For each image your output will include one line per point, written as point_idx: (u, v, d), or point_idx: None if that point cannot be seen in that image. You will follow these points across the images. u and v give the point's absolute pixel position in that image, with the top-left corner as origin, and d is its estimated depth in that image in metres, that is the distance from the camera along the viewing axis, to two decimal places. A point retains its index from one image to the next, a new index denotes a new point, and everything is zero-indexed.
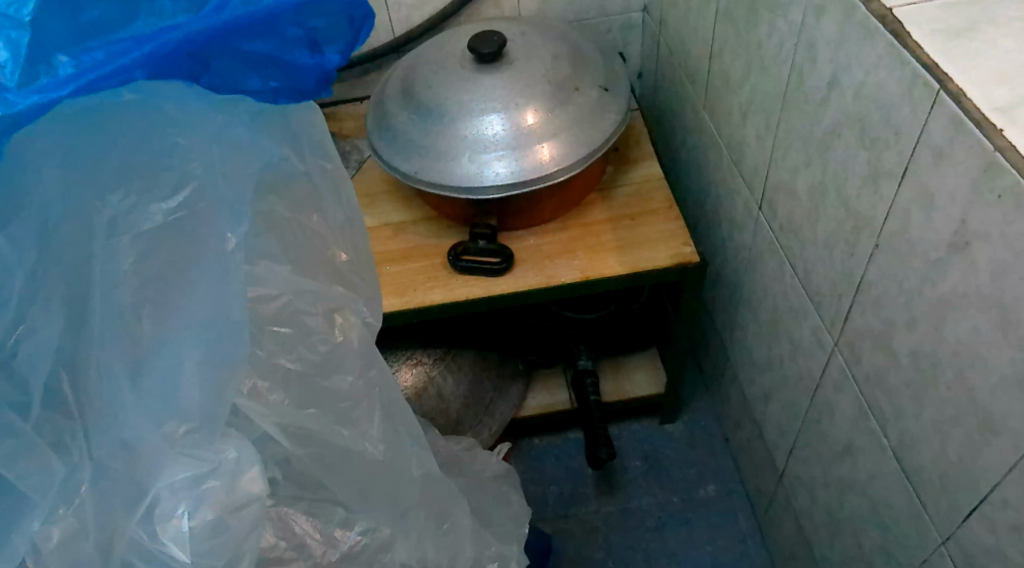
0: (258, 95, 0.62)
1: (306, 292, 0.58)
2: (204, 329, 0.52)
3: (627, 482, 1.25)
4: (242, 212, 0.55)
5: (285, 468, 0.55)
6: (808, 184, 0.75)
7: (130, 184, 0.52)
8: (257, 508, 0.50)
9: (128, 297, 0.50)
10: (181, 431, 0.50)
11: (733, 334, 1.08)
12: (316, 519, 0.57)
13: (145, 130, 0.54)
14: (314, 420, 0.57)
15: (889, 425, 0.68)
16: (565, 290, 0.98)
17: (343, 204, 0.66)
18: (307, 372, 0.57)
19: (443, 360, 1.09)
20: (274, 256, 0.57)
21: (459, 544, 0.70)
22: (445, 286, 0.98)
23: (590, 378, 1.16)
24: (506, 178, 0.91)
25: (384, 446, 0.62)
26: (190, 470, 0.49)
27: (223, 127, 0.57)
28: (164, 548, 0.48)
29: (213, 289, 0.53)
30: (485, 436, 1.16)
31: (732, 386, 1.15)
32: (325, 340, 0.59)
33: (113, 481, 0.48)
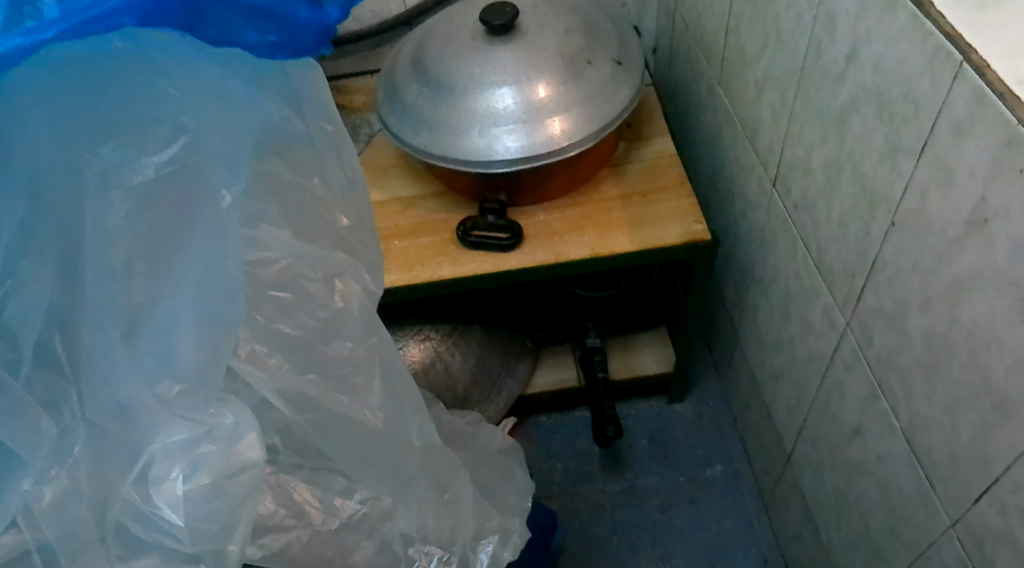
0: (253, 51, 0.58)
1: (306, 257, 0.59)
2: (200, 287, 0.51)
3: (633, 460, 1.24)
4: (238, 169, 0.56)
5: (284, 436, 0.56)
6: (823, 160, 0.74)
7: (122, 135, 0.50)
8: (253, 473, 0.51)
9: (121, 252, 0.49)
10: (175, 391, 0.50)
11: (743, 313, 1.07)
12: (315, 486, 0.57)
13: (138, 80, 0.52)
14: (314, 386, 0.57)
15: (899, 406, 0.68)
16: (574, 266, 0.97)
17: (347, 169, 0.67)
18: (308, 338, 0.58)
19: (451, 336, 1.10)
20: (274, 220, 0.58)
21: (459, 518, 0.70)
22: (454, 262, 0.98)
23: (598, 356, 1.16)
24: (518, 153, 0.90)
25: (385, 416, 0.62)
26: (185, 431, 0.50)
27: (218, 82, 0.57)
28: (157, 510, 0.48)
29: (210, 248, 0.52)
30: (492, 413, 1.17)
31: (741, 365, 1.14)
32: (326, 306, 0.59)
33: (106, 436, 0.48)
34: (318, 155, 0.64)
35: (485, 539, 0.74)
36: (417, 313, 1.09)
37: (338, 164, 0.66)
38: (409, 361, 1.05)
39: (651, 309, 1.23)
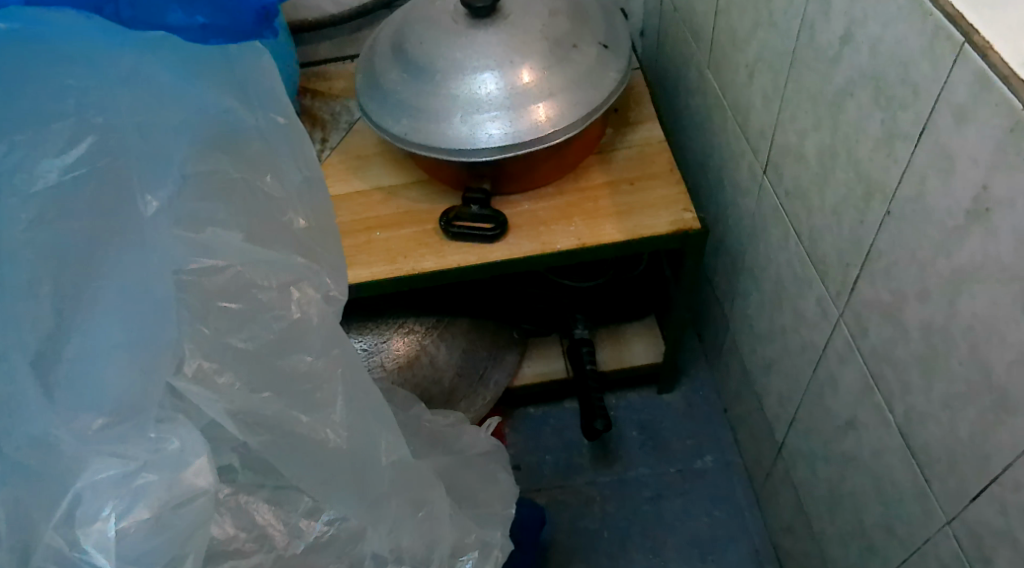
0: (183, 32, 0.63)
1: (259, 264, 0.59)
2: (123, 299, 0.52)
3: (624, 452, 1.22)
4: (166, 172, 0.57)
5: (242, 455, 0.55)
6: (817, 147, 0.71)
7: (16, 138, 0.51)
8: (205, 501, 0.51)
9: (24, 270, 0.49)
10: (97, 425, 0.49)
11: (734, 302, 1.05)
12: (279, 508, 0.56)
13: (29, 71, 0.53)
14: (269, 404, 0.56)
15: (895, 401, 0.66)
16: (562, 257, 0.94)
17: (305, 166, 0.67)
18: (262, 351, 0.57)
19: (436, 329, 1.07)
20: (223, 222, 0.58)
21: (436, 532, 0.68)
22: (438, 253, 0.95)
23: (586, 348, 1.14)
24: (501, 140, 0.88)
25: (349, 435, 0.61)
26: (118, 468, 0.49)
27: (136, 69, 0.60)
28: (86, 555, 0.47)
29: (132, 255, 0.54)
30: (478, 407, 1.15)
31: (732, 355, 1.12)
32: (281, 316, 0.59)
33: (35, 484, 0.47)
34: (270, 149, 0.64)
35: (465, 554, 0.72)
36: (401, 304, 1.07)
37: (294, 160, 0.66)
38: (394, 355, 1.03)
39: (640, 299, 1.20)
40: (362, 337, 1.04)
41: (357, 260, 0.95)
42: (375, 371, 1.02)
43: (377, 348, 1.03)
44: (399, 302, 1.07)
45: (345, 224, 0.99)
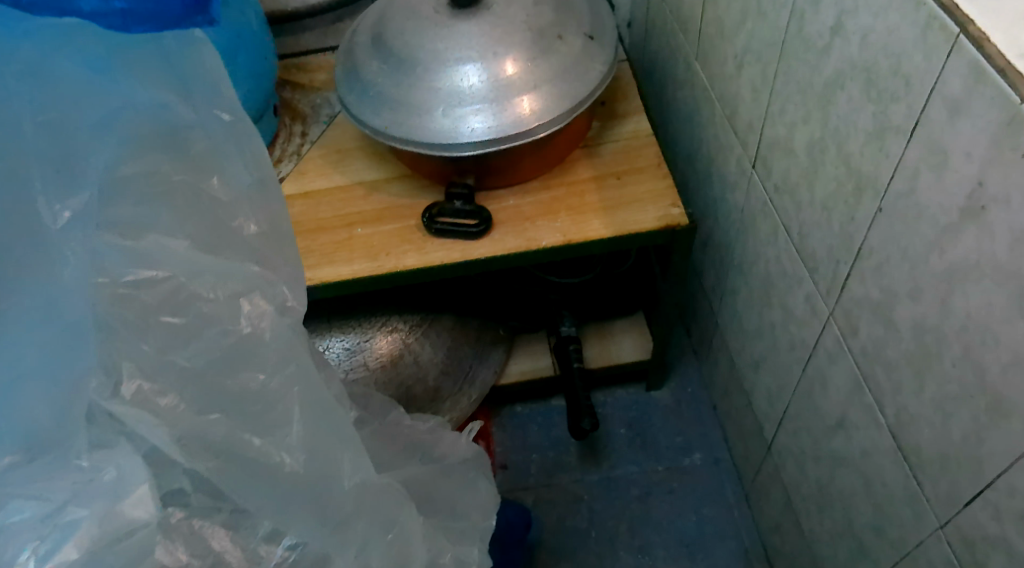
0: None
1: (205, 274, 0.57)
2: (42, 314, 0.51)
3: (611, 450, 1.21)
4: (82, 180, 0.54)
5: (194, 478, 0.53)
6: (806, 141, 0.69)
7: None
8: (145, 533, 0.50)
9: None
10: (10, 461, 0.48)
11: (723, 298, 1.03)
12: (235, 533, 0.54)
13: None
14: (217, 427, 0.55)
15: (887, 401, 0.64)
16: (547, 254, 0.92)
17: (255, 166, 0.63)
18: (212, 369, 0.56)
19: (420, 327, 1.06)
20: (165, 229, 0.56)
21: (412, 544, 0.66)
22: (420, 250, 0.93)
23: (573, 345, 1.12)
24: (484, 134, 0.85)
25: (306, 460, 0.59)
26: (42, 506, 0.48)
27: (43, 59, 0.55)
28: None
29: (39, 272, 0.51)
30: (464, 406, 1.12)
31: (720, 351, 1.11)
32: (228, 330, 0.57)
33: None
34: (215, 149, 0.61)
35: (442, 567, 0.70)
36: (385, 302, 1.06)
37: (244, 160, 0.62)
38: (377, 354, 1.02)
39: (628, 294, 1.19)
40: (345, 335, 1.02)
41: (338, 258, 0.93)
42: (359, 370, 1.01)
43: (361, 347, 1.02)
44: (383, 300, 1.06)
45: (325, 219, 0.97)
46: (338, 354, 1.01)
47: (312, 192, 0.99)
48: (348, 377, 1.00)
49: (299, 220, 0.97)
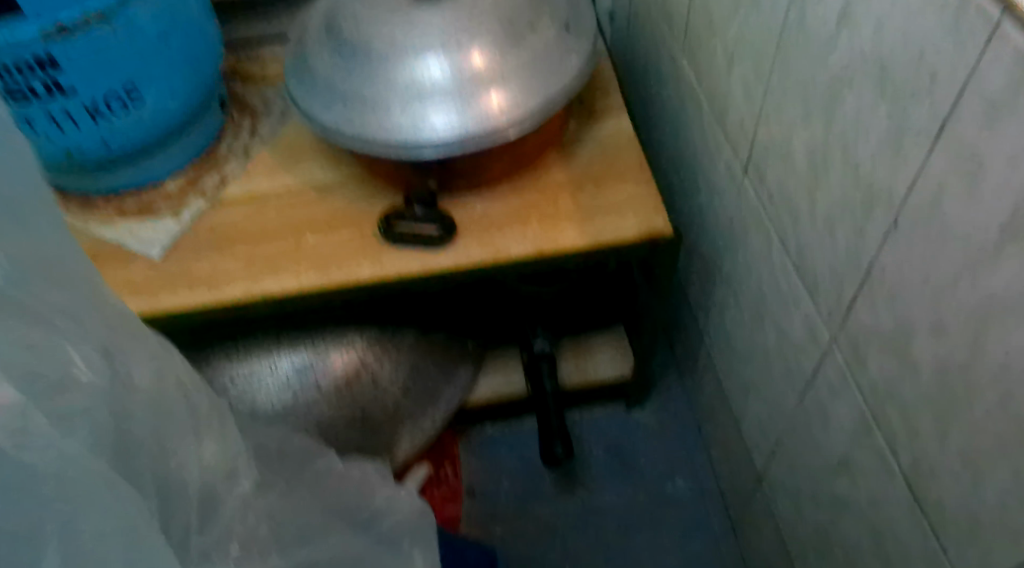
0: None
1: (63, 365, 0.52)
2: None
3: (589, 476, 1.12)
4: None
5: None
6: (806, 146, 0.61)
7: None
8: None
9: None
10: None
11: (710, 315, 0.95)
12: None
13: None
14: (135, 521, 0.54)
15: (901, 446, 0.56)
16: (516, 266, 0.84)
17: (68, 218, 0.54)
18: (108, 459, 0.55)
19: (381, 345, 0.99)
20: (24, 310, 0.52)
21: None
22: (377, 261, 0.83)
23: (546, 363, 1.03)
24: (447, 135, 0.76)
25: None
26: None
27: None
28: None
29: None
30: (427, 427, 1.05)
31: (707, 371, 1.02)
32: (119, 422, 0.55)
33: None
34: None
35: None
36: (342, 316, 0.99)
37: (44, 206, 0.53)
38: (332, 374, 0.96)
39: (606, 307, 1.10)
40: (297, 352, 0.96)
41: (284, 268, 0.84)
42: (311, 391, 0.95)
43: (314, 366, 0.96)
44: (340, 314, 0.99)
45: (272, 225, 0.87)
46: (287, 375, 0.95)
47: (260, 195, 0.90)
48: (299, 398, 0.95)
49: (245, 226, 0.87)
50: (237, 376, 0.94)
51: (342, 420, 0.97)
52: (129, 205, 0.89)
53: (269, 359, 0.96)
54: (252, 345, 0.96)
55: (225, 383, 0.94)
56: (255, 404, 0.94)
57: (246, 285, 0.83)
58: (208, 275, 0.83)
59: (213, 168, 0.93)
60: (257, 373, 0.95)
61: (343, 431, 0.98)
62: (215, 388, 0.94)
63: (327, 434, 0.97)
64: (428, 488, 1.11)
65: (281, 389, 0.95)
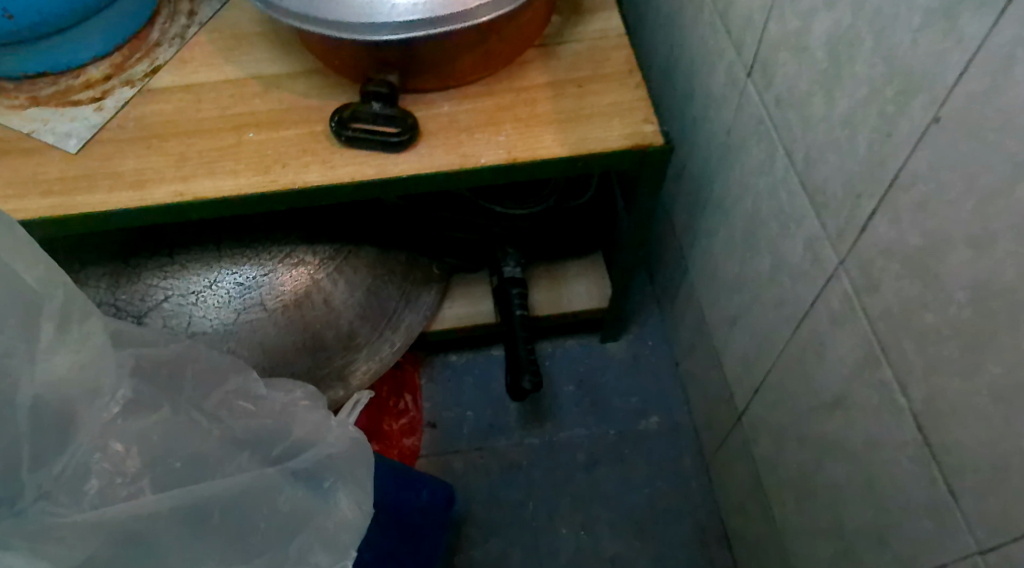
0: None
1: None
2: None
3: (556, 410, 1.05)
4: None
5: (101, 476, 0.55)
6: (827, 34, 0.52)
7: None
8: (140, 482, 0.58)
9: None
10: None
11: (696, 241, 0.87)
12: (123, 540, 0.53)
13: None
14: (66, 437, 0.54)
15: (914, 382, 0.49)
16: (486, 175, 0.75)
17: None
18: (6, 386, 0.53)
19: (333, 262, 0.91)
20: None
21: None
22: (325, 164, 0.75)
23: (516, 289, 0.95)
24: (408, 13, 0.66)
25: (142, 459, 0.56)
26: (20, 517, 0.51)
27: None
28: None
29: None
30: (386, 355, 0.97)
31: (687, 303, 0.95)
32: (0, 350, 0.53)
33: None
34: None
35: None
36: (290, 227, 0.90)
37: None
38: (277, 292, 0.89)
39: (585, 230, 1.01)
40: (239, 266, 0.88)
41: (219, 169, 0.76)
42: (254, 310, 0.88)
43: (258, 282, 0.88)
44: (288, 225, 0.91)
45: (208, 120, 0.79)
46: (228, 290, 0.88)
47: (195, 85, 0.81)
48: (241, 318, 0.88)
49: (176, 120, 0.79)
50: (172, 291, 0.87)
51: (289, 341, 0.90)
52: (44, 93, 0.81)
53: (208, 274, 0.88)
54: (189, 257, 0.88)
55: (158, 299, 0.87)
56: (191, 322, 0.87)
57: (175, 187, 0.75)
58: (132, 174, 0.76)
59: (145, 55, 0.84)
60: (194, 288, 0.88)
61: (291, 354, 0.91)
62: (148, 304, 0.87)
63: (274, 356, 0.90)
64: (387, 420, 1.02)
65: (221, 307, 0.88)
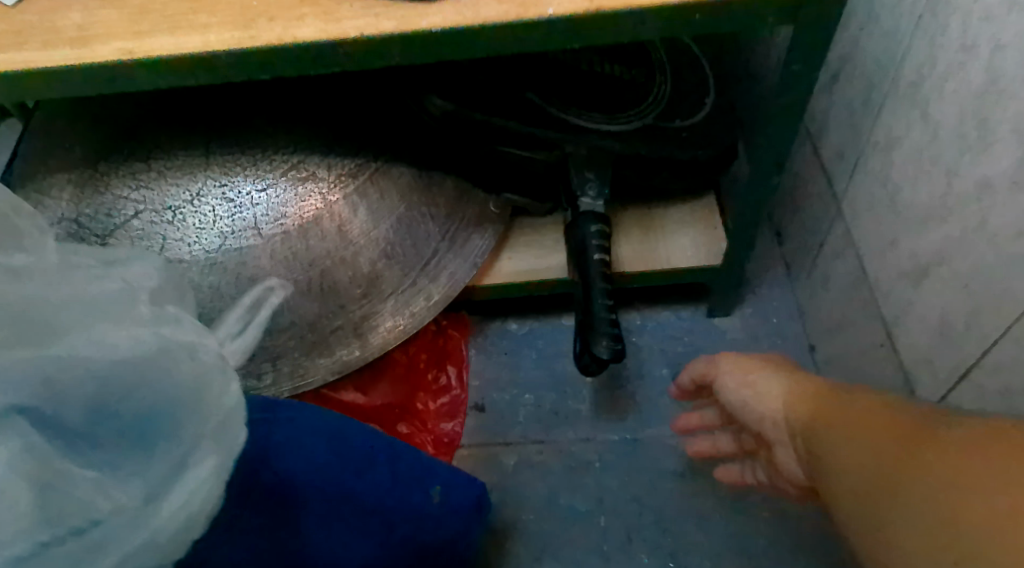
0: None
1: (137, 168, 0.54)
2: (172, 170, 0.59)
3: (644, 400, 0.80)
4: None
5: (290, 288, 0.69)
6: None
7: None
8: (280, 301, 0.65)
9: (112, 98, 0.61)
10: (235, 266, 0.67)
11: (862, 163, 0.60)
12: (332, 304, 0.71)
13: None
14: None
15: None
16: (558, 36, 0.51)
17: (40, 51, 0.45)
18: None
19: (353, 181, 0.69)
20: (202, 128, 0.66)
21: None
22: (326, 17, 0.53)
23: (597, 229, 0.69)
24: None
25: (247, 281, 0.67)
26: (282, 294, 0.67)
27: None
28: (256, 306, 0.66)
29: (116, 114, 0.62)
30: (418, 311, 0.73)
31: (837, 260, 0.68)
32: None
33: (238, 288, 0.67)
34: None
35: None
36: (300, 132, 0.68)
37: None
38: (276, 214, 0.67)
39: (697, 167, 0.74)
40: (230, 177, 0.67)
41: (186, 22, 0.56)
42: (246, 235, 0.67)
43: (253, 199, 0.67)
44: (300, 127, 0.69)
45: None
46: (214, 208, 0.67)
47: None
48: (228, 244, 0.67)
49: None
50: (145, 206, 0.67)
51: (288, 281, 0.68)
52: None
53: (190, 186, 0.67)
54: (170, 164, 0.68)
55: (128, 215, 0.67)
56: (166, 246, 0.67)
57: (124, 44, 0.56)
58: (75, 30, 0.57)
59: None
60: (172, 203, 0.67)
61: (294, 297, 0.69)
62: (115, 222, 0.67)
63: None
64: (421, 396, 0.80)
65: (204, 230, 0.67)
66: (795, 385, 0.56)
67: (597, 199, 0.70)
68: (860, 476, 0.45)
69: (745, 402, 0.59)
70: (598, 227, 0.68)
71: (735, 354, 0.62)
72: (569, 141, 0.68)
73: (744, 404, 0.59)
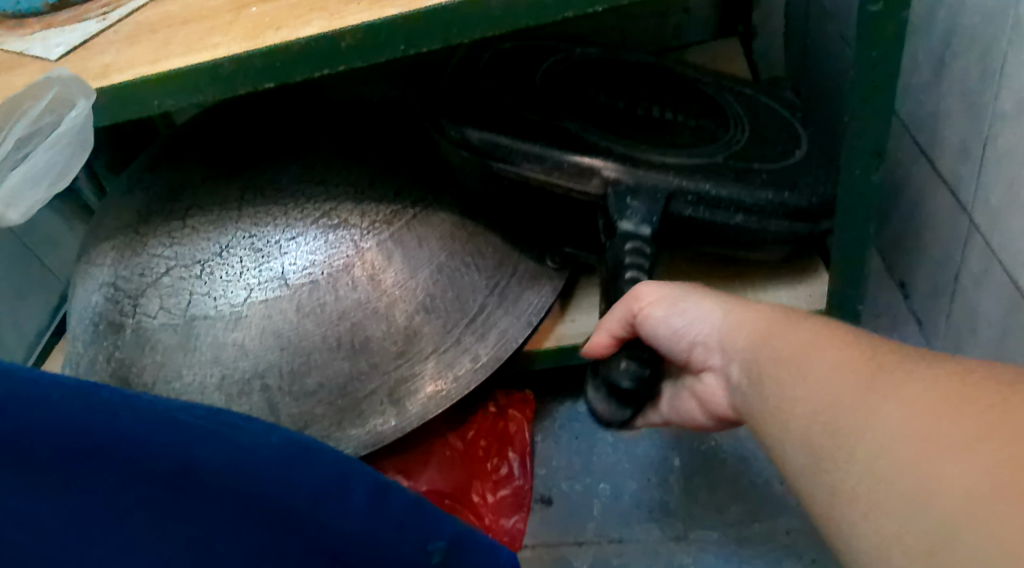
0: None
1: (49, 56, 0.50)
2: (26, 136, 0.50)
3: (746, 489, 0.66)
4: None
5: (276, 324, 0.60)
6: None
7: None
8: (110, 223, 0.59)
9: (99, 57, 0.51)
10: (230, 313, 0.60)
11: (1001, 155, 0.48)
12: (321, 306, 0.60)
13: None
14: None
15: None
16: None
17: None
18: None
19: (388, 228, 0.62)
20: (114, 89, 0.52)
21: None
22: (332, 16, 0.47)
23: (632, 245, 0.56)
24: None
25: (246, 320, 0.60)
26: (239, 266, 0.60)
27: None
28: (238, 308, 0.60)
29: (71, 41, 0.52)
30: (462, 372, 0.64)
31: (977, 295, 0.55)
32: None
33: (218, 334, 0.60)
34: None
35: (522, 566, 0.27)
36: (335, 178, 0.63)
37: None
38: (306, 264, 0.60)
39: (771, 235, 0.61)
40: (261, 222, 0.61)
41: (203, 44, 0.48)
42: (271, 287, 0.60)
43: (279, 246, 0.60)
44: (333, 172, 0.63)
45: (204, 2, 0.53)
46: (238, 260, 0.60)
47: None
48: (253, 297, 0.60)
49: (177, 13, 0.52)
50: (176, 262, 0.61)
51: (316, 337, 0.60)
52: None
53: (219, 238, 0.61)
54: (206, 218, 0.62)
55: (158, 272, 0.61)
56: (191, 303, 0.60)
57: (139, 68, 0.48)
58: (99, 66, 0.49)
59: None
60: (201, 258, 0.61)
61: (323, 357, 0.61)
62: (146, 280, 0.61)
63: (298, 359, 0.60)
64: (477, 486, 0.67)
65: (230, 283, 0.60)
66: (746, 315, 0.43)
67: (642, 223, 0.57)
68: (816, 420, 0.36)
69: (674, 331, 0.46)
70: (632, 244, 0.56)
71: (649, 280, 0.48)
72: (608, 168, 0.59)
73: (670, 331, 0.46)
